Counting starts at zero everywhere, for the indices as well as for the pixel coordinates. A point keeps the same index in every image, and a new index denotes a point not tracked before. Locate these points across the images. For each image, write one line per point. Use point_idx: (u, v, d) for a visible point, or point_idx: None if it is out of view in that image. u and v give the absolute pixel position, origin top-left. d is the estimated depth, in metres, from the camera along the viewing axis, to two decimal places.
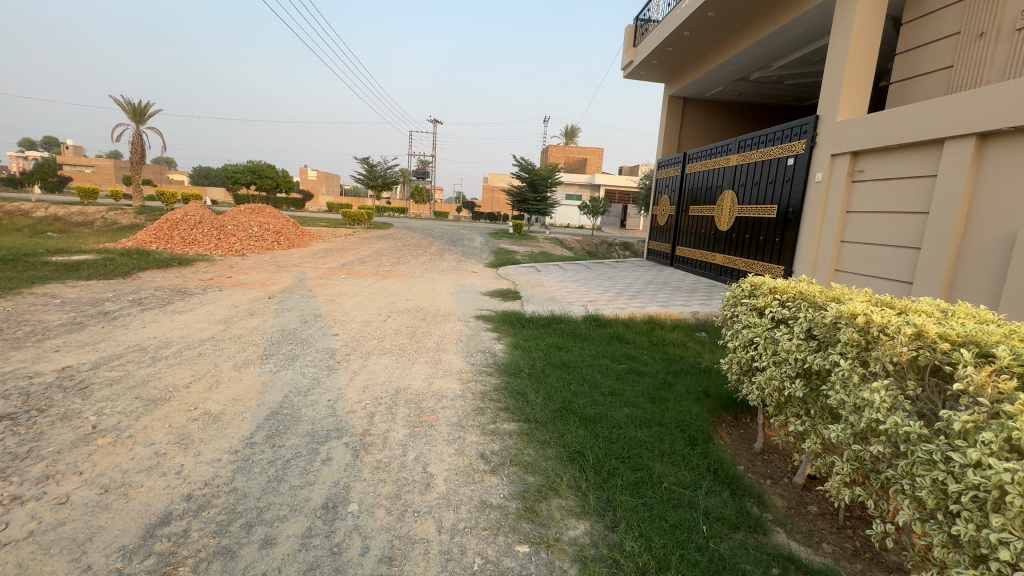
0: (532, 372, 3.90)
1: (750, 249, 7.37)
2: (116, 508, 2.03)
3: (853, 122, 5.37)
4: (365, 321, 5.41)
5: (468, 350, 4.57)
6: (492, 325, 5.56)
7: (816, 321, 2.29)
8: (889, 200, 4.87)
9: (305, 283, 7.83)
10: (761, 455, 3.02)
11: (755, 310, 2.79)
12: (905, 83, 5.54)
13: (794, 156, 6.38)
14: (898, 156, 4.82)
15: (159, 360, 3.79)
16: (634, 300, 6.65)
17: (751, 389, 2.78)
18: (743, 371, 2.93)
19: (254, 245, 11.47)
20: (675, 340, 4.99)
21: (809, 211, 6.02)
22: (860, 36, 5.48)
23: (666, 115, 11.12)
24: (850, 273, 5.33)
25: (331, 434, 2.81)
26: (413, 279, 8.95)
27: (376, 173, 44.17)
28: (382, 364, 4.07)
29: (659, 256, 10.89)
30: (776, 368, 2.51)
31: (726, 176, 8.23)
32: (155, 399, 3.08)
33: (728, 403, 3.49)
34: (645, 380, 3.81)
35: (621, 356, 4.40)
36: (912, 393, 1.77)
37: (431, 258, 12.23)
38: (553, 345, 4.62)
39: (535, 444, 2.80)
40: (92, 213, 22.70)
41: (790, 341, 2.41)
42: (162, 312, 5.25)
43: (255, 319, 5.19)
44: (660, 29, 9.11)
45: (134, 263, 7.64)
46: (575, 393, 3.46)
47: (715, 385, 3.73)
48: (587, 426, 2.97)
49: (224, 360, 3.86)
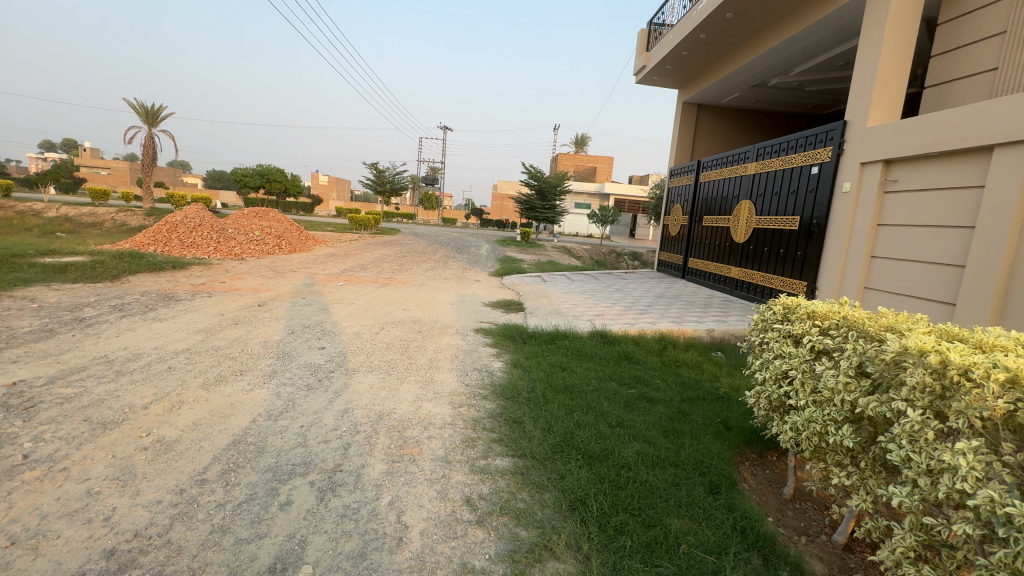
0: (531, 397, 3.50)
1: (768, 263, 6.95)
2: (16, 569, 1.68)
3: (887, 128, 4.96)
4: (356, 333, 5.07)
5: (463, 369, 4.19)
6: (492, 339, 5.19)
7: (872, 357, 1.90)
8: (927, 214, 4.46)
9: (301, 290, 7.52)
10: (791, 504, 2.62)
11: (789, 337, 2.40)
12: (943, 86, 5.12)
13: (819, 164, 5.96)
14: (938, 165, 4.41)
15: (123, 375, 3.45)
16: (645, 315, 6.25)
17: (785, 431, 2.38)
18: (774, 407, 2.53)
19: (255, 249, 11.23)
20: (689, 361, 4.58)
21: (835, 224, 5.59)
22: (894, 36, 5.08)
23: (680, 122, 10.75)
24: (880, 291, 4.90)
25: (296, 470, 2.44)
26: (413, 287, 8.62)
27: (385, 179, 44.15)
28: (367, 383, 3.70)
29: (670, 268, 10.49)
30: (817, 410, 2.12)
31: (744, 186, 7.82)
32: (105, 422, 2.74)
33: (751, 438, 3.10)
34: (658, 409, 3.41)
35: (630, 379, 4.00)
36: (1009, 459, 1.39)
37: (434, 266, 11.90)
38: (556, 366, 4.23)
39: (530, 487, 2.42)
40: (102, 214, 22.82)
41: (835, 378, 2.02)
42: (141, 319, 4.94)
43: (239, 329, 4.86)
44: (675, 33, 8.77)
45: (125, 266, 7.39)
46: (578, 423, 3.07)
47: (736, 417, 3.33)
48: (591, 466, 2.58)
49: (193, 377, 3.51)
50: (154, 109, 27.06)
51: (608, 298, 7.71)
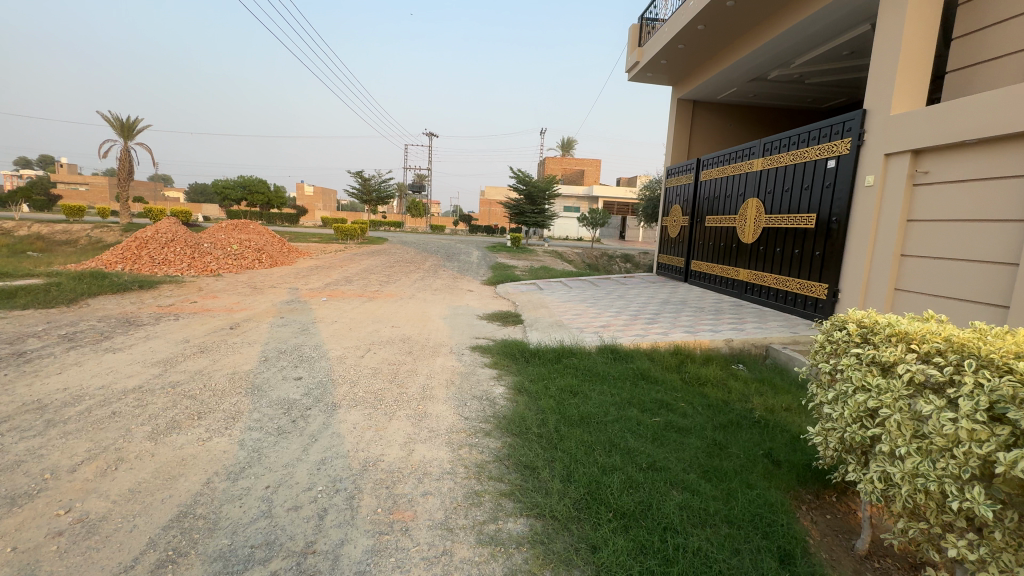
0: (543, 433, 2.99)
1: (781, 264, 6.53)
2: None
3: (913, 116, 4.57)
4: (338, 358, 4.52)
5: (461, 398, 3.68)
6: (491, 359, 4.67)
7: (1012, 397, 1.44)
8: (968, 209, 4.07)
9: (279, 308, 6.92)
10: (869, 563, 2.13)
11: (873, 365, 1.92)
12: (968, 69, 4.76)
13: (837, 157, 5.57)
14: (977, 155, 4.03)
15: (54, 425, 2.87)
16: (654, 325, 5.78)
17: (867, 481, 1.92)
18: (848, 448, 2.06)
19: (233, 265, 10.60)
20: (713, 378, 4.10)
21: (857, 220, 5.18)
22: (916, 16, 4.70)
23: (675, 120, 10.40)
24: (914, 292, 4.50)
25: (255, 556, 1.91)
26: (402, 300, 8.05)
27: (371, 188, 43.44)
28: (350, 423, 3.15)
29: (671, 271, 10.07)
30: (926, 461, 1.65)
31: (750, 183, 7.41)
32: (15, 497, 2.17)
33: (804, 475, 2.61)
34: (691, 441, 2.93)
35: (652, 404, 3.50)
36: None
37: (424, 276, 11.33)
38: (566, 391, 3.71)
39: (554, 564, 1.91)
40: (77, 231, 21.97)
41: (954, 424, 1.56)
42: (92, 351, 4.34)
43: (204, 359, 4.28)
44: (671, 25, 8.37)
45: (85, 289, 6.74)
46: (603, 468, 2.56)
47: (782, 448, 2.86)
48: (627, 530, 2.08)
49: (139, 425, 2.94)
50: (128, 121, 26.22)
51: (611, 305, 7.23)
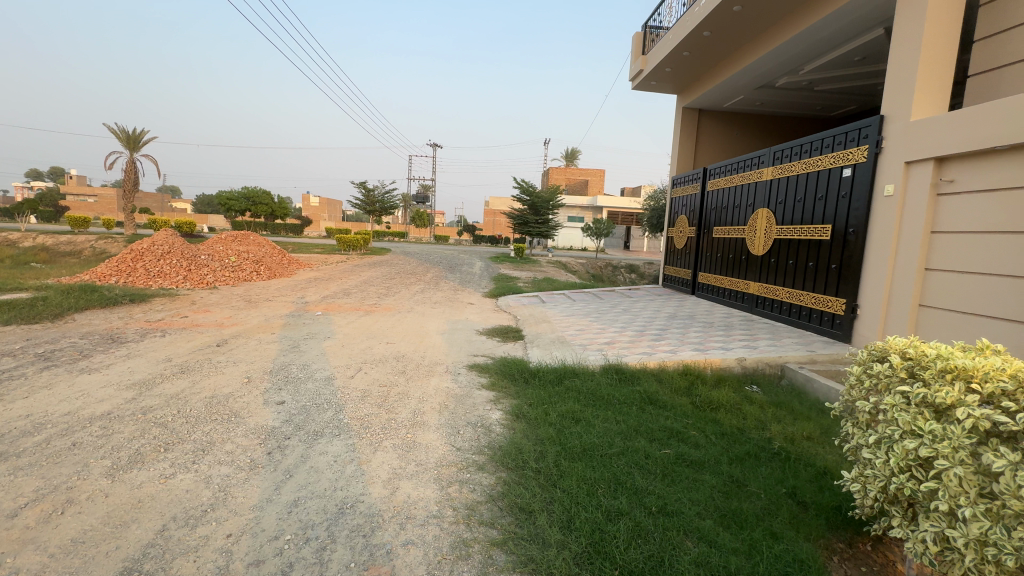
0: (541, 469, 2.71)
1: (794, 276, 6.25)
2: None
3: (934, 122, 4.32)
4: (325, 380, 4.25)
5: (455, 425, 3.41)
6: (489, 380, 4.39)
7: None
8: (998, 221, 3.80)
9: (271, 323, 6.69)
10: None
11: (924, 408, 1.65)
12: (991, 73, 4.52)
13: (852, 165, 5.32)
14: (1007, 163, 3.76)
15: (4, 460, 2.62)
16: (662, 342, 5.49)
17: (915, 541, 1.63)
18: (891, 499, 1.78)
19: (230, 277, 10.42)
20: (726, 403, 3.79)
21: (876, 232, 4.90)
22: (936, 17, 4.46)
23: (680, 128, 10.18)
24: (939, 309, 4.21)
25: None
26: (400, 314, 7.79)
27: (374, 199, 43.44)
28: (330, 456, 2.88)
29: (677, 283, 9.78)
30: (1000, 527, 1.37)
31: (760, 192, 7.16)
32: None
33: (833, 520, 2.30)
34: (705, 478, 2.63)
35: (661, 433, 3.21)
36: None
37: (424, 289, 11.10)
38: (567, 418, 3.43)
39: None
40: (80, 242, 22.00)
41: None
42: (66, 372, 4.10)
43: (182, 381, 4.02)
44: (675, 32, 8.17)
45: (72, 303, 6.54)
46: (607, 513, 2.28)
47: (807, 488, 2.55)
48: None
49: (99, 459, 2.68)
50: (134, 133, 26.43)
51: (616, 320, 6.94)
